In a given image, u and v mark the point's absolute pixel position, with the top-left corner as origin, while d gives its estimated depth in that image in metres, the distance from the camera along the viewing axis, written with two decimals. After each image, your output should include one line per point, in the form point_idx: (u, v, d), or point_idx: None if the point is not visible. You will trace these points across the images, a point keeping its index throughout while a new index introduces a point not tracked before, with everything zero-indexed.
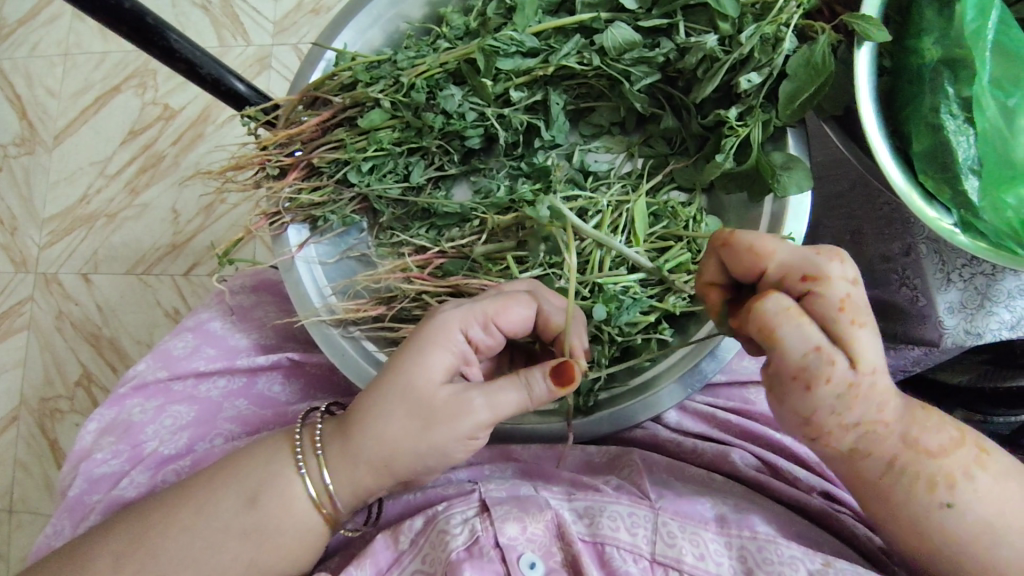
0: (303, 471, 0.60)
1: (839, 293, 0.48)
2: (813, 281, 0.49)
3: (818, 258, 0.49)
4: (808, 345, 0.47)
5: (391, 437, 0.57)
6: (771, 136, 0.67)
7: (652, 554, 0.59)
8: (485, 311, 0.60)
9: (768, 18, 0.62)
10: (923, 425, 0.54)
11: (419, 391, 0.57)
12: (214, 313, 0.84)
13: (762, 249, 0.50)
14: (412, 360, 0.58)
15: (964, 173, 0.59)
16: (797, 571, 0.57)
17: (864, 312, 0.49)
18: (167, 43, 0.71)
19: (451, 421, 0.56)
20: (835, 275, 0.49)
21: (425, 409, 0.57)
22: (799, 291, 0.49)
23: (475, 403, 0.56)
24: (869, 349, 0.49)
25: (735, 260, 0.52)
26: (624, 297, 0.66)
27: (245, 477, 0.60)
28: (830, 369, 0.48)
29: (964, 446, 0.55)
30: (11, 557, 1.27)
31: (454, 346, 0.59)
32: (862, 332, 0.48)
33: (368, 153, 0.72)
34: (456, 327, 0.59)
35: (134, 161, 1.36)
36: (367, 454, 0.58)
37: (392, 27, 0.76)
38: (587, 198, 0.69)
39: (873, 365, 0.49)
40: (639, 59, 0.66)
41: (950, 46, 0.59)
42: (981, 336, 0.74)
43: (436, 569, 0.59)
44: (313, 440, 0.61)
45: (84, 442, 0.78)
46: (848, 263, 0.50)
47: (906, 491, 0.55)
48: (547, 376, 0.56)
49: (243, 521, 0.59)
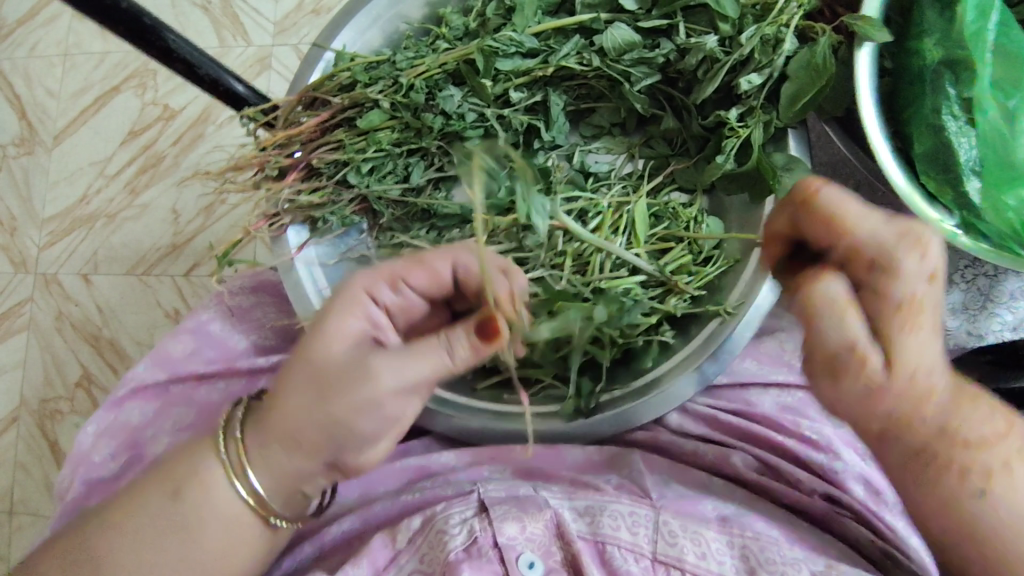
0: (223, 458, 0.60)
1: (909, 289, 0.49)
2: (888, 272, 0.49)
3: (903, 248, 0.49)
4: (852, 335, 0.49)
5: (298, 411, 0.56)
6: (773, 137, 0.66)
7: (653, 553, 0.59)
8: (391, 269, 0.59)
9: (769, 19, 0.62)
10: (965, 413, 0.52)
11: (325, 358, 0.55)
12: (213, 314, 0.81)
13: (841, 223, 0.51)
14: (318, 326, 0.57)
15: (966, 175, 0.59)
16: (800, 571, 0.57)
17: (927, 312, 0.49)
18: (165, 43, 0.70)
19: (351, 387, 0.54)
20: (911, 268, 0.49)
21: (325, 378, 0.55)
22: (866, 274, 0.50)
23: (381, 367, 0.53)
24: (920, 350, 0.49)
25: (812, 225, 0.53)
26: (625, 298, 0.66)
27: (169, 475, 0.60)
28: (865, 360, 0.50)
29: (1009, 439, 0.52)
30: (11, 558, 1.27)
31: (361, 312, 0.57)
32: (912, 335, 0.49)
33: (368, 154, 0.72)
34: (362, 292, 0.57)
35: (134, 161, 1.36)
36: (277, 429, 0.57)
37: (391, 27, 0.75)
38: (587, 199, 0.69)
39: (921, 367, 0.50)
40: (638, 59, 0.66)
41: (952, 46, 0.59)
42: (983, 337, 0.75)
43: (434, 569, 0.59)
44: (232, 428, 0.61)
45: (85, 444, 0.77)
46: (932, 253, 0.49)
47: (933, 478, 0.52)
48: (467, 335, 0.53)
49: (170, 517, 0.59)
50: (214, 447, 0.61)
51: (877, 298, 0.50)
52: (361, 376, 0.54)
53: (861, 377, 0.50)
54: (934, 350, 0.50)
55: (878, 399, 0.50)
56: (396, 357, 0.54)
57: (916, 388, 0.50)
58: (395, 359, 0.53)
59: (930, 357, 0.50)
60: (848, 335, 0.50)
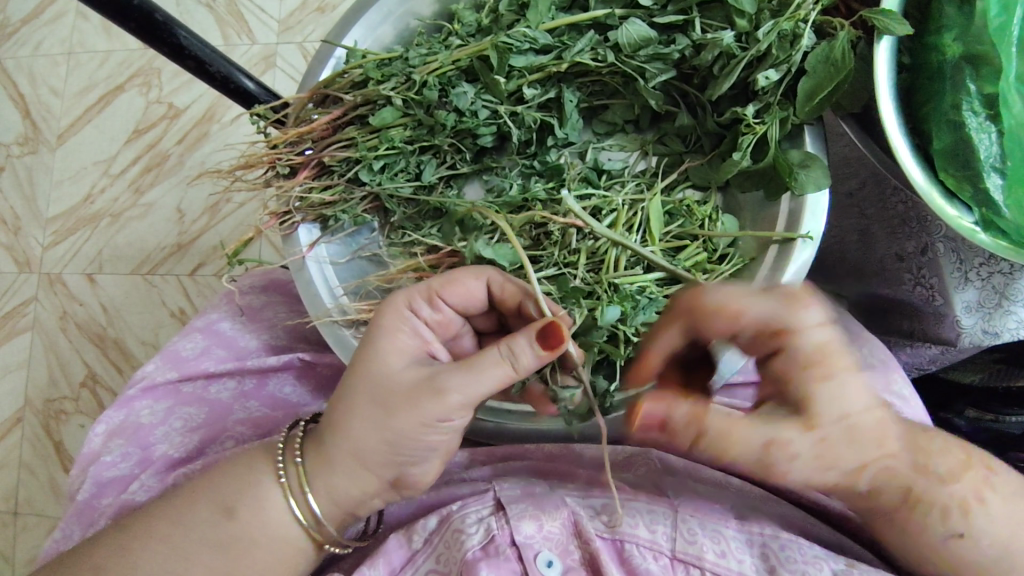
0: (284, 480, 0.60)
1: (813, 343, 0.54)
2: (790, 335, 0.54)
3: (790, 312, 0.54)
4: (764, 435, 0.54)
5: (358, 431, 0.56)
6: (789, 134, 0.66)
7: (672, 552, 0.59)
8: (429, 284, 0.59)
9: (786, 14, 0.61)
10: (931, 449, 0.57)
11: (383, 378, 0.55)
12: (223, 313, 0.83)
13: (733, 311, 0.55)
14: (367, 348, 0.57)
15: (985, 172, 0.58)
16: (821, 570, 0.57)
17: (836, 365, 0.54)
18: (177, 40, 0.70)
19: (415, 406, 0.54)
20: (809, 325, 0.54)
21: (387, 396, 0.55)
22: (774, 342, 0.55)
23: (448, 383, 0.53)
24: (837, 399, 0.54)
25: (708, 324, 0.56)
26: (641, 296, 0.65)
27: (220, 491, 0.60)
28: (793, 449, 0.54)
29: (972, 469, 0.58)
30: (16, 560, 1.27)
31: (408, 328, 0.58)
32: (830, 388, 0.54)
33: (379, 151, 0.71)
34: (403, 306, 0.59)
35: (138, 160, 1.35)
36: (339, 452, 0.57)
37: (403, 25, 0.75)
38: (601, 198, 0.68)
39: (844, 412, 0.54)
40: (654, 55, 0.66)
41: (970, 41, 0.58)
42: (999, 335, 0.73)
43: (451, 569, 0.59)
44: (294, 448, 0.61)
45: (93, 445, 0.76)
46: (814, 306, 0.55)
47: (924, 521, 0.57)
48: (533, 342, 0.52)
49: (220, 533, 0.59)
50: (271, 463, 0.61)
51: (789, 362, 0.54)
52: (428, 392, 0.54)
53: (796, 457, 0.55)
54: (858, 390, 0.54)
55: (821, 462, 0.55)
56: (459, 371, 0.53)
57: (862, 428, 0.55)
58: (458, 374, 0.53)
59: (855, 396, 0.54)
60: (765, 435, 0.54)
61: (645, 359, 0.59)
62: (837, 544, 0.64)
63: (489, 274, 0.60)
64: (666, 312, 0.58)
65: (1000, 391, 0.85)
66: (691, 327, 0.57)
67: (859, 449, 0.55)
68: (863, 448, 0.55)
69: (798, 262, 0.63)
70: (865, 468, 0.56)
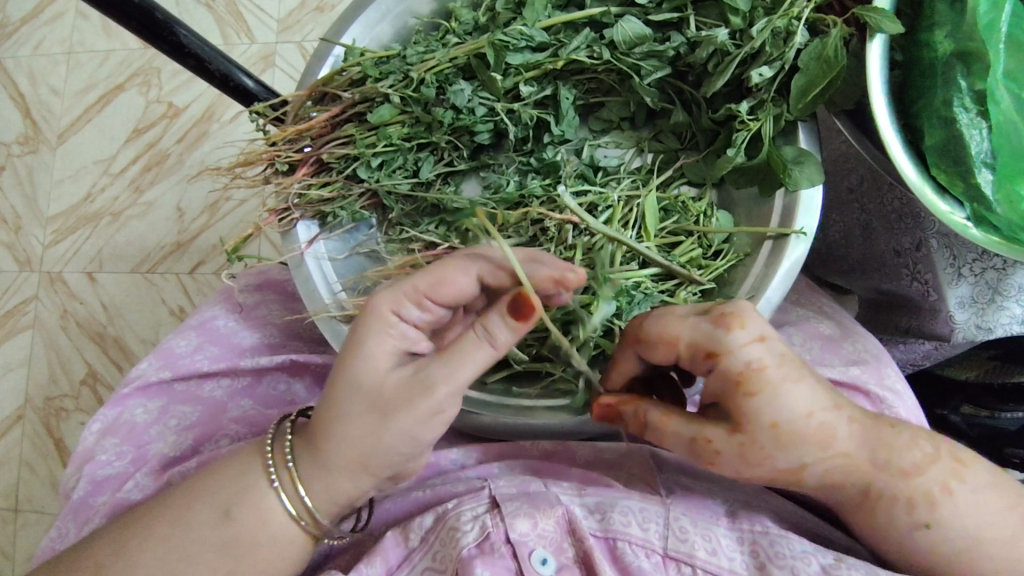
0: (277, 485, 0.60)
1: (742, 362, 0.53)
2: (717, 357, 0.54)
3: (720, 332, 0.54)
4: (688, 434, 0.55)
5: (356, 433, 0.56)
6: (783, 131, 0.66)
7: (664, 549, 0.59)
8: (415, 285, 0.56)
9: (779, 12, 0.62)
10: (894, 444, 0.57)
11: (372, 379, 0.55)
12: (219, 311, 0.84)
13: (669, 335, 0.55)
14: (349, 348, 0.57)
15: (978, 168, 0.59)
16: (810, 565, 0.57)
17: (766, 379, 0.53)
18: (177, 38, 0.70)
19: (406, 409, 0.54)
20: (738, 346, 0.53)
21: (379, 402, 0.55)
22: (709, 362, 0.55)
23: (434, 377, 0.54)
24: (769, 409, 0.53)
25: (649, 350, 0.57)
26: (636, 292, 0.66)
27: (215, 493, 0.60)
28: (714, 450, 0.55)
29: (941, 462, 0.57)
30: (17, 557, 1.27)
31: (393, 332, 0.56)
32: (759, 401, 0.53)
33: (378, 149, 0.73)
34: (388, 311, 0.56)
35: (138, 159, 1.36)
36: (338, 457, 0.57)
37: (401, 23, 0.75)
38: (597, 193, 0.68)
39: (775, 420, 0.53)
40: (649, 52, 0.66)
41: (962, 39, 0.58)
42: (992, 331, 0.73)
43: (447, 567, 0.59)
44: (284, 454, 0.61)
45: (88, 442, 0.78)
46: (748, 324, 0.54)
47: (889, 514, 0.57)
48: (506, 316, 0.52)
49: (220, 534, 0.59)
50: (263, 464, 0.61)
51: (719, 380, 0.54)
52: (418, 390, 0.54)
53: (720, 458, 0.55)
54: (794, 399, 0.53)
55: (751, 464, 0.55)
56: (443, 360, 0.53)
57: (800, 434, 0.54)
58: (442, 364, 0.53)
59: (791, 409, 0.53)
60: (687, 433, 0.55)
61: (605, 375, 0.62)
62: (828, 538, 0.64)
63: (477, 267, 0.57)
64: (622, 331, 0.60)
65: (995, 388, 0.86)
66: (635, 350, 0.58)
67: (797, 452, 0.55)
68: (802, 451, 0.55)
69: (792, 258, 0.63)
70: (808, 467, 0.56)
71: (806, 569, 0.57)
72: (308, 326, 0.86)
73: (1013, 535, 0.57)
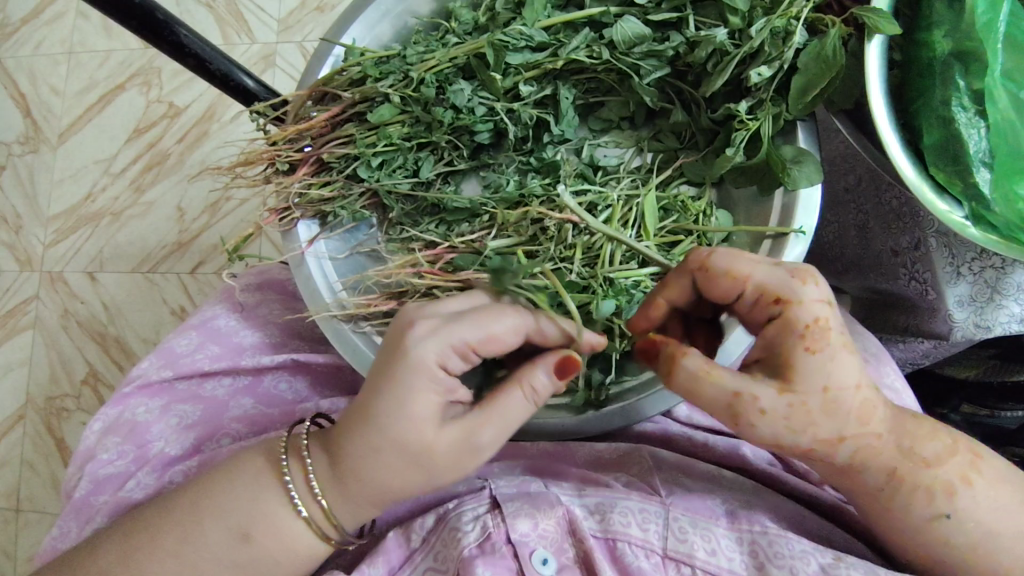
0: (303, 512, 0.60)
1: (811, 316, 0.52)
2: (786, 304, 0.53)
3: (796, 283, 0.53)
4: (732, 388, 0.53)
5: (396, 481, 0.57)
6: (782, 130, 0.66)
7: (664, 550, 0.59)
8: (465, 341, 0.55)
9: (778, 12, 0.62)
10: (915, 434, 0.57)
11: (417, 438, 0.54)
12: (220, 310, 0.84)
13: (738, 272, 0.54)
14: (389, 401, 0.54)
15: (975, 166, 0.59)
16: (808, 565, 0.58)
17: (831, 339, 0.52)
18: (177, 38, 0.70)
19: (450, 467, 0.56)
20: (810, 299, 0.53)
21: (424, 460, 0.55)
22: (770, 310, 0.54)
23: (483, 441, 0.55)
24: (826, 369, 0.53)
25: (712, 283, 0.55)
26: (636, 291, 0.66)
27: (232, 514, 0.60)
28: (759, 407, 0.53)
29: (959, 454, 0.58)
30: (17, 556, 1.27)
31: (438, 386, 0.55)
32: (817, 358, 0.52)
33: (378, 148, 0.73)
34: (434, 365, 0.54)
35: (139, 158, 1.36)
36: (371, 496, 0.58)
37: (401, 23, 0.75)
38: (597, 193, 0.68)
39: (825, 384, 0.53)
40: (648, 52, 0.67)
41: (961, 37, 0.59)
42: (991, 330, 0.73)
43: (448, 567, 0.59)
44: (308, 484, 0.60)
45: (89, 442, 0.78)
46: (821, 284, 0.54)
47: (907, 504, 0.57)
48: (552, 373, 0.55)
49: (238, 555, 0.60)
50: (277, 474, 0.61)
51: (780, 329, 0.53)
52: (465, 453, 0.55)
53: (761, 415, 0.54)
54: (850, 367, 0.53)
55: (790, 426, 0.54)
56: (493, 425, 0.55)
57: (844, 402, 0.54)
58: (490, 428, 0.55)
59: (845, 375, 0.53)
60: (735, 385, 0.53)
61: (651, 302, 0.58)
62: (827, 536, 0.64)
63: (526, 322, 0.56)
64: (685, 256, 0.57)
65: (995, 387, 0.87)
66: (693, 280, 0.56)
67: (837, 421, 0.54)
68: (841, 422, 0.54)
69: (790, 258, 0.63)
70: (844, 440, 0.56)
71: (805, 569, 0.57)
72: (309, 325, 0.86)
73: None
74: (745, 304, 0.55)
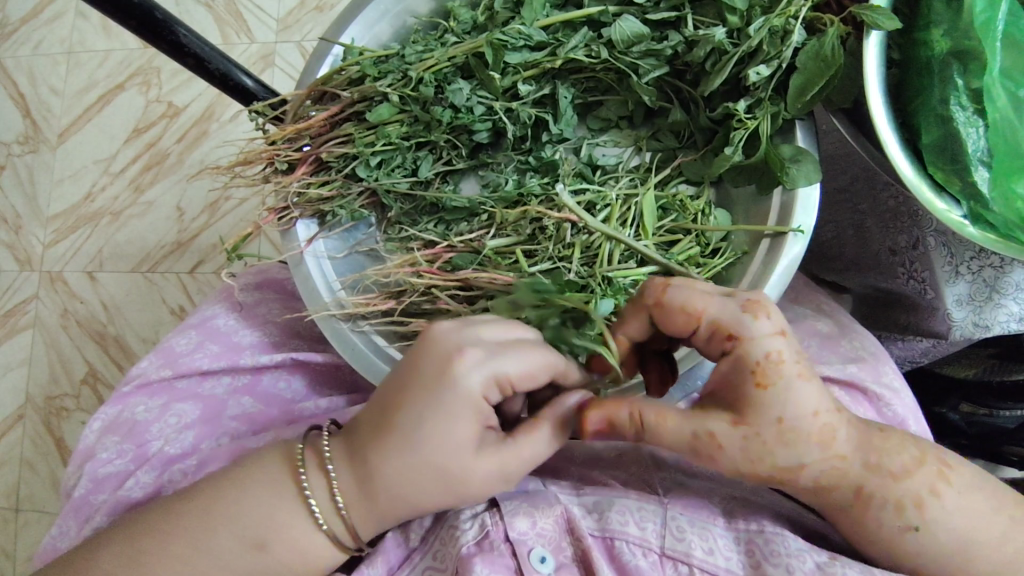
0: (324, 526, 0.60)
1: (761, 352, 0.52)
2: (738, 341, 0.53)
3: (745, 317, 0.53)
4: (688, 427, 0.53)
5: (428, 503, 0.58)
6: (781, 129, 0.66)
7: (661, 548, 0.59)
8: (510, 377, 0.55)
9: (777, 11, 0.62)
10: (885, 448, 0.57)
11: (458, 466, 0.55)
12: (219, 309, 0.84)
13: (691, 308, 0.54)
14: (433, 429, 0.55)
15: (973, 165, 0.59)
16: (805, 562, 0.58)
17: (783, 374, 0.52)
18: (176, 38, 0.70)
19: (484, 492, 0.57)
20: (757, 335, 0.52)
21: (460, 487, 0.56)
22: (725, 345, 0.54)
23: (519, 470, 0.56)
24: (776, 405, 0.52)
25: (667, 319, 0.56)
26: (634, 290, 0.66)
27: (248, 524, 0.60)
28: (716, 443, 0.53)
29: (925, 466, 0.58)
30: (17, 556, 1.27)
31: (480, 416, 0.55)
32: (769, 393, 0.52)
33: (376, 147, 0.73)
34: (479, 398, 0.55)
35: (138, 158, 1.36)
36: (400, 512, 0.59)
37: (400, 22, 0.75)
38: (595, 192, 0.68)
39: (778, 418, 0.52)
40: (647, 51, 0.67)
41: (959, 37, 0.59)
42: (990, 328, 0.73)
43: (447, 565, 0.59)
44: (331, 497, 0.60)
45: (89, 441, 0.78)
46: (774, 316, 0.53)
47: (880, 520, 0.57)
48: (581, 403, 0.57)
49: (251, 564, 0.60)
50: (292, 473, 0.61)
51: (733, 365, 0.53)
52: (499, 480, 0.56)
53: (721, 452, 0.54)
54: (805, 398, 0.53)
55: (749, 460, 0.53)
56: (530, 457, 0.56)
57: (802, 432, 0.54)
58: (527, 461, 0.56)
59: (801, 406, 0.53)
60: (690, 426, 0.54)
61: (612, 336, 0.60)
62: (824, 534, 0.64)
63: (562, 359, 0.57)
64: (637, 297, 0.58)
65: (994, 386, 0.86)
66: (651, 320, 0.57)
67: (797, 450, 0.54)
68: (802, 451, 0.54)
69: (788, 257, 0.63)
70: (807, 467, 0.55)
71: (801, 567, 0.57)
72: (308, 324, 0.86)
73: (998, 537, 0.58)
74: (701, 339, 0.55)
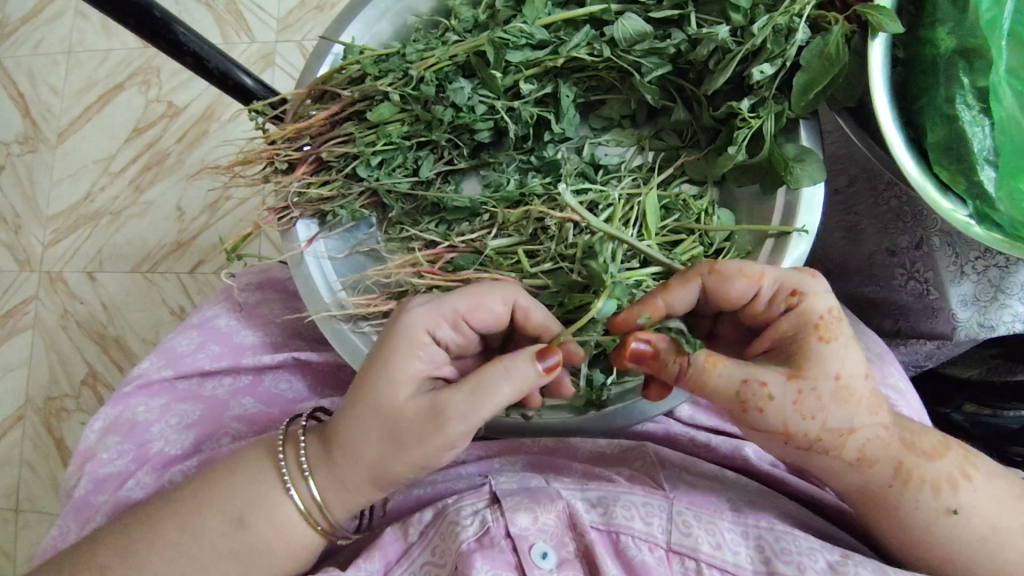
0: (291, 492, 0.60)
1: (823, 307, 0.54)
2: (801, 297, 0.54)
3: (802, 277, 0.55)
4: (740, 375, 0.53)
5: (371, 455, 0.56)
6: (784, 128, 0.66)
7: (667, 543, 0.59)
8: (455, 308, 0.57)
9: (780, 9, 0.61)
10: (913, 428, 0.59)
11: (393, 402, 0.54)
12: (220, 309, 0.84)
13: (750, 272, 0.54)
14: (375, 364, 0.55)
15: (979, 165, 0.58)
16: (816, 561, 0.57)
17: (841, 331, 0.54)
18: (175, 36, 0.70)
19: (422, 439, 0.53)
20: (818, 291, 0.54)
21: (397, 429, 0.54)
22: (784, 305, 0.54)
23: (452, 412, 0.52)
24: (836, 359, 0.53)
25: (722, 287, 0.55)
26: (637, 291, 0.65)
27: (229, 500, 0.60)
28: (767, 393, 0.53)
29: (953, 449, 0.60)
30: (17, 557, 1.27)
31: (421, 350, 0.55)
32: (829, 346, 0.53)
33: (377, 147, 0.72)
34: (422, 329, 0.56)
35: (138, 158, 1.36)
36: (356, 475, 0.57)
37: (400, 21, 0.75)
38: (597, 191, 0.68)
39: (835, 373, 0.53)
40: (649, 50, 0.66)
41: (965, 35, 0.58)
42: (994, 329, 0.72)
43: (447, 561, 0.59)
44: (300, 463, 0.60)
45: (89, 441, 0.78)
46: (823, 280, 0.56)
47: (916, 502, 0.57)
48: (535, 363, 0.52)
49: (232, 542, 0.59)
50: (275, 467, 0.61)
51: (794, 322, 0.54)
52: (433, 424, 0.53)
53: (770, 405, 0.53)
54: (859, 355, 0.54)
55: (800, 413, 0.53)
56: (464, 395, 0.52)
57: (855, 393, 0.54)
58: (461, 400, 0.52)
59: (857, 364, 0.54)
60: (741, 373, 0.53)
61: (648, 302, 0.56)
62: (829, 533, 0.64)
63: (514, 296, 0.58)
64: (686, 268, 0.57)
65: (997, 385, 0.87)
66: (698, 292, 0.56)
67: (848, 410, 0.54)
68: (852, 412, 0.54)
69: (793, 256, 0.63)
70: (855, 431, 0.55)
71: (812, 565, 0.57)
72: (308, 324, 0.86)
73: None
74: (756, 303, 0.55)
